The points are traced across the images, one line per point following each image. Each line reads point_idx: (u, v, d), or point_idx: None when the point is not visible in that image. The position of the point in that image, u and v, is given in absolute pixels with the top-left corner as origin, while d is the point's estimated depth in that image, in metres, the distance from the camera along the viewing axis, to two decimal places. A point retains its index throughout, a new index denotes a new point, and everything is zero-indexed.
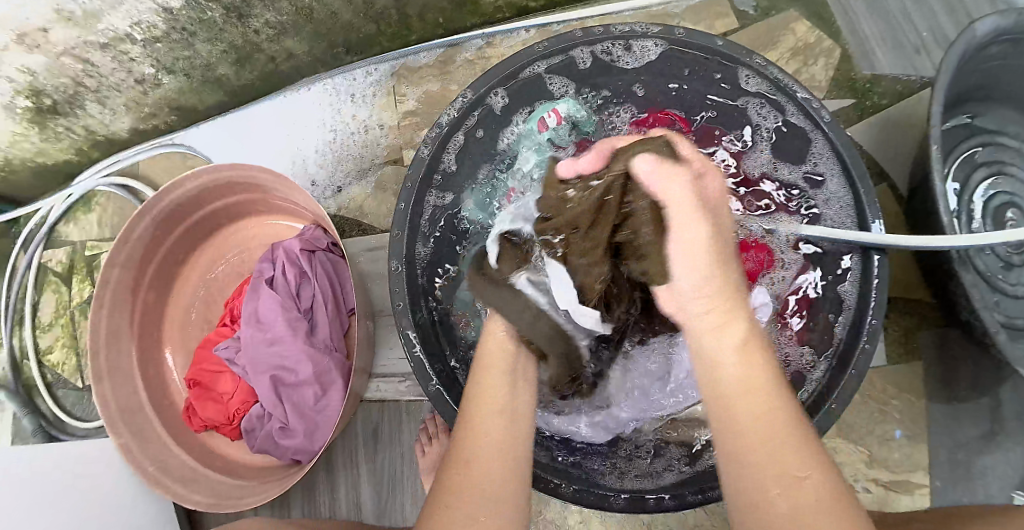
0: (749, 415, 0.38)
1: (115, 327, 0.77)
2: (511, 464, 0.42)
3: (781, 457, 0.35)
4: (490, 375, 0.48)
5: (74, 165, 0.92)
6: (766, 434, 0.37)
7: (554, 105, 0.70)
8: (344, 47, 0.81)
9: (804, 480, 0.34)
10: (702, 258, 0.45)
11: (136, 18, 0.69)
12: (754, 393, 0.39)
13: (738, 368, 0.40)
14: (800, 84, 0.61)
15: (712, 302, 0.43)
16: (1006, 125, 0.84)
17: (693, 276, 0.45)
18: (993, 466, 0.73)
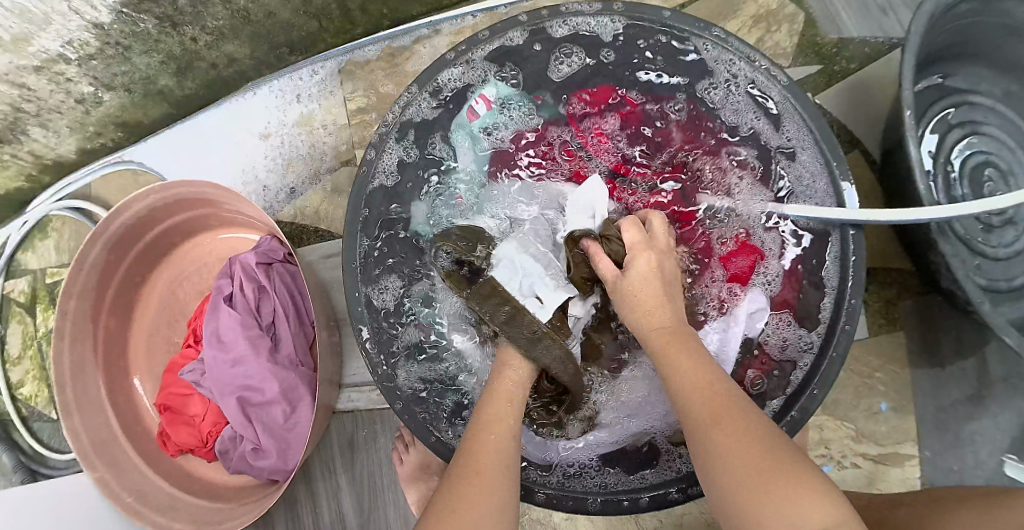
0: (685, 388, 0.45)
1: (78, 357, 0.74)
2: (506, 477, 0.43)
3: (715, 407, 0.42)
4: (499, 405, 0.51)
5: (25, 191, 0.89)
6: (700, 393, 0.44)
7: (481, 89, 0.68)
8: (288, 48, 0.78)
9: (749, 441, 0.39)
10: (637, 285, 0.55)
11: (66, 36, 0.66)
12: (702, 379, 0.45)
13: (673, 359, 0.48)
14: (760, 51, 0.59)
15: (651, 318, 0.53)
16: (977, 82, 0.81)
17: (622, 297, 0.55)
18: (980, 432, 0.72)
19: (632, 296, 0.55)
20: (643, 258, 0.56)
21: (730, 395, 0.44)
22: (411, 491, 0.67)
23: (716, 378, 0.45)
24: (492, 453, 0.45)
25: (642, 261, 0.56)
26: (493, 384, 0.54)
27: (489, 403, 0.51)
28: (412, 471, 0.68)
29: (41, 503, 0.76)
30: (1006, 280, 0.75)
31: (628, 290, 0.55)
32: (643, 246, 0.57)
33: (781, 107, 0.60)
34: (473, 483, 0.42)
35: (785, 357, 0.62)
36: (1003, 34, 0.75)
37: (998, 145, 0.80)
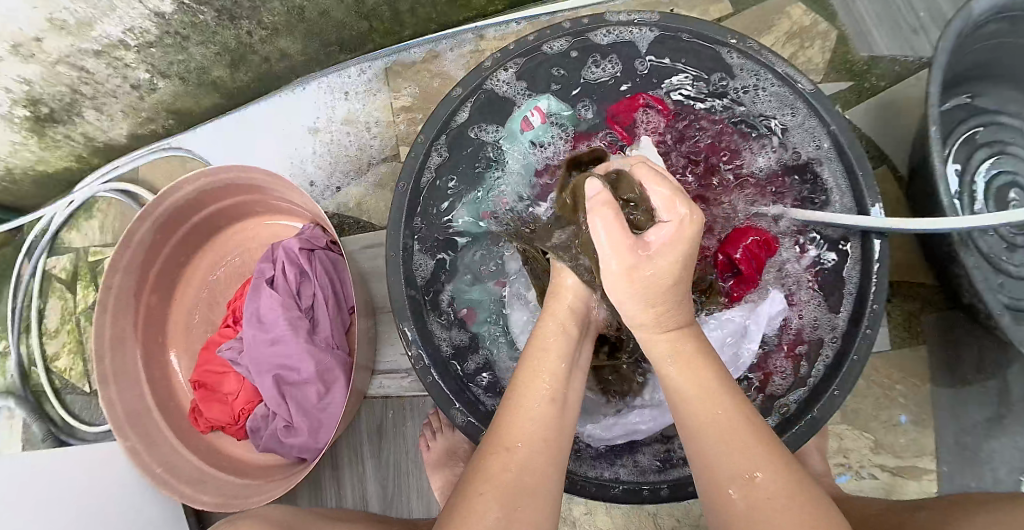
0: (700, 428, 0.42)
1: (120, 332, 0.77)
2: (548, 445, 0.42)
3: (745, 457, 0.40)
4: (548, 360, 0.47)
5: (75, 172, 0.93)
6: (733, 441, 0.40)
7: (536, 102, 0.71)
8: (338, 46, 0.82)
9: (770, 487, 0.38)
10: (664, 276, 0.44)
11: (128, 24, 0.69)
12: (714, 398, 0.43)
13: (693, 379, 0.44)
14: (787, 63, 0.60)
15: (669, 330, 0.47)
16: (1006, 104, 0.83)
17: (638, 280, 0.43)
18: (999, 450, 0.73)
19: (647, 281, 0.43)
20: (677, 238, 0.43)
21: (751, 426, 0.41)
22: (436, 477, 0.69)
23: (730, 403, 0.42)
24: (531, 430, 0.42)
25: (669, 260, 0.43)
26: (538, 328, 0.50)
27: (531, 354, 0.47)
28: (438, 457, 0.70)
29: (76, 470, 0.78)
30: None
31: (654, 277, 0.43)
32: (681, 226, 0.43)
33: (806, 116, 0.62)
34: (500, 459, 0.41)
35: (815, 335, 0.65)
36: None
37: None
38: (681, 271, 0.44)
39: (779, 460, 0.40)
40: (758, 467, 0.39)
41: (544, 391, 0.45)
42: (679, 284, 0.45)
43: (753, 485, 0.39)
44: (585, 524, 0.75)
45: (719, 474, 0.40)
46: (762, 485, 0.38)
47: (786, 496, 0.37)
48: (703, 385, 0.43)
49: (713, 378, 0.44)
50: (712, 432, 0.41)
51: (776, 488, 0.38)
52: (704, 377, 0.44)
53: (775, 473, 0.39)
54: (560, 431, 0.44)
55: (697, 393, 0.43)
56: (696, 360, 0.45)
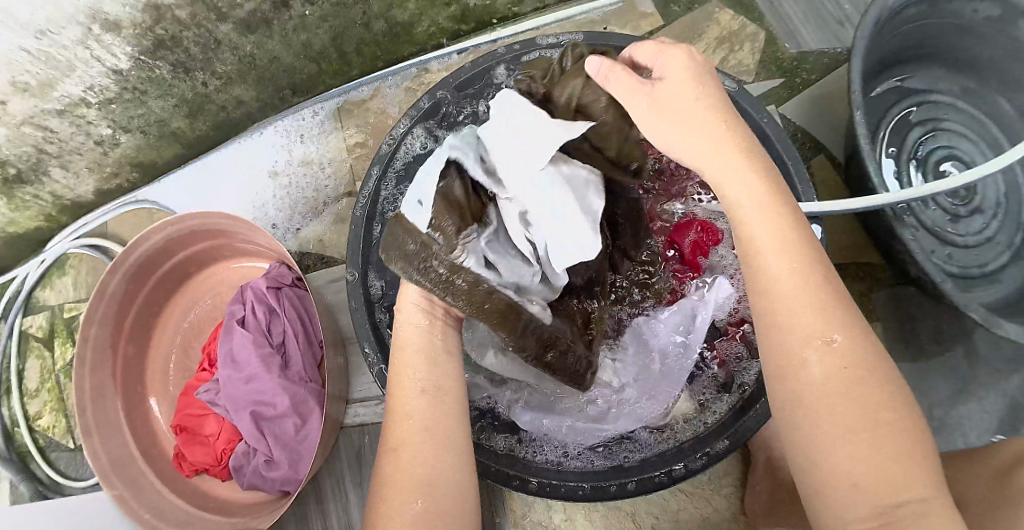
0: (791, 284, 0.40)
1: (98, 384, 0.78)
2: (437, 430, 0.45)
3: (825, 325, 0.38)
4: (409, 353, 0.48)
5: (44, 231, 0.95)
6: (822, 307, 0.39)
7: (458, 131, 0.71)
8: (291, 89, 0.85)
9: (852, 351, 0.38)
10: (692, 116, 0.45)
11: (88, 82, 0.71)
12: (796, 255, 0.40)
13: (775, 227, 0.41)
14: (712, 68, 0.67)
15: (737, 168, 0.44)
16: (936, 83, 0.88)
17: (674, 123, 0.45)
18: (966, 414, 0.77)
19: (678, 119, 0.45)
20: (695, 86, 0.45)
21: (833, 292, 0.40)
22: None
23: (814, 264, 0.40)
24: (412, 418, 0.45)
25: (695, 100, 0.45)
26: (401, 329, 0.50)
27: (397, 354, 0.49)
28: None
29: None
30: (978, 267, 0.82)
31: (685, 117, 0.45)
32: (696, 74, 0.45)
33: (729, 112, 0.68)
34: (394, 456, 0.44)
35: None
36: (960, 37, 0.83)
37: (958, 140, 0.87)
38: (718, 99, 0.45)
39: (856, 323, 0.39)
40: (837, 332, 0.38)
41: (415, 388, 0.46)
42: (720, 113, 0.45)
43: (832, 352, 0.38)
44: None
45: (799, 336, 0.39)
46: (846, 349, 0.38)
47: (865, 363, 0.38)
48: (784, 240, 0.41)
49: (796, 235, 0.41)
50: (794, 291, 0.39)
51: (857, 357, 0.38)
52: (785, 230, 0.41)
53: (857, 346, 0.38)
54: (445, 415, 0.45)
55: (779, 247, 0.41)
56: (775, 213, 0.42)
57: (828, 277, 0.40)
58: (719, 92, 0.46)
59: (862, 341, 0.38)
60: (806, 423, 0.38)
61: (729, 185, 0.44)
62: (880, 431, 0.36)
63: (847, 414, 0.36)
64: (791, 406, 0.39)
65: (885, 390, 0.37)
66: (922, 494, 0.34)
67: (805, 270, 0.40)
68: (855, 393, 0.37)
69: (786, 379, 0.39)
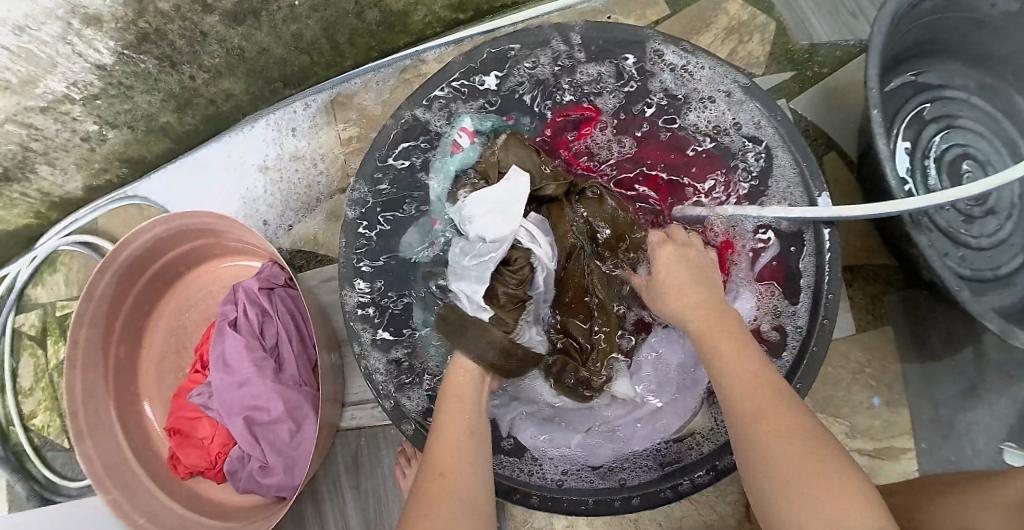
0: (729, 372, 0.46)
1: (90, 385, 0.77)
2: (474, 461, 0.45)
3: (760, 398, 0.43)
4: (452, 404, 0.52)
5: (35, 228, 0.92)
6: (757, 384, 0.44)
7: (462, 123, 0.70)
8: (282, 82, 0.82)
9: (787, 420, 0.40)
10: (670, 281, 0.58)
11: (71, 78, 0.68)
12: (737, 352, 0.48)
13: (720, 343, 0.49)
14: (715, 56, 0.63)
15: (694, 306, 0.54)
16: (951, 78, 0.85)
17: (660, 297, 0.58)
18: (977, 420, 0.75)
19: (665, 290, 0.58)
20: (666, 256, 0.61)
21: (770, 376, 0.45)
22: None
23: (756, 361, 0.47)
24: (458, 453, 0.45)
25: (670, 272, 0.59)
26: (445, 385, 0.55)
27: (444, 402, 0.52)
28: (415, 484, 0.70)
29: None
30: (991, 270, 0.79)
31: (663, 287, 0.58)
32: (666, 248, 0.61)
33: (735, 100, 0.65)
34: (439, 480, 0.43)
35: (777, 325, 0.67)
36: (974, 32, 0.79)
37: (975, 138, 0.83)
38: (676, 265, 0.59)
39: (792, 400, 0.42)
40: (773, 404, 0.42)
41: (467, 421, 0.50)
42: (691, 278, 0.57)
43: (768, 417, 0.41)
44: None
45: (737, 415, 0.43)
46: (779, 420, 0.41)
47: (800, 425, 0.40)
48: (723, 343, 0.49)
49: (739, 344, 0.49)
50: (733, 378, 0.46)
51: (792, 423, 0.40)
52: (726, 338, 0.49)
53: (793, 414, 0.41)
54: (484, 451, 0.47)
55: (719, 351, 0.49)
56: (721, 330, 0.51)
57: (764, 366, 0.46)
58: (681, 261, 0.59)
59: (796, 413, 0.41)
60: (764, 495, 0.38)
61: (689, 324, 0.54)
62: (821, 483, 0.36)
63: (786, 471, 0.37)
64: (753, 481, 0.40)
65: (825, 453, 0.38)
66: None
67: (745, 363, 0.46)
68: (796, 452, 0.38)
69: (744, 459, 0.41)
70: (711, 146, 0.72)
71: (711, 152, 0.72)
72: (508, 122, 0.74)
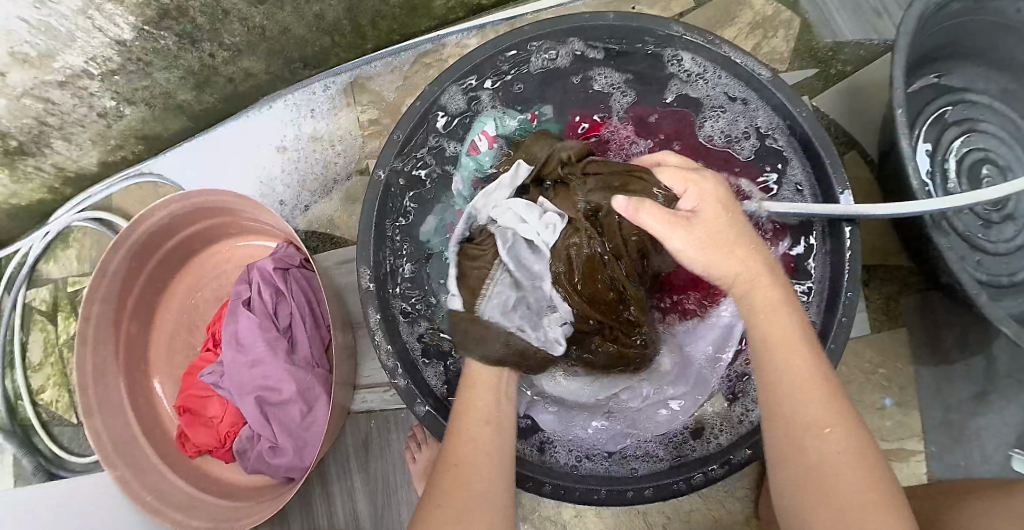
0: (790, 373, 0.43)
1: (101, 361, 0.77)
2: (494, 460, 0.45)
3: (824, 408, 0.41)
4: (479, 391, 0.51)
5: (48, 203, 0.92)
6: (809, 391, 0.41)
7: (481, 126, 0.72)
8: (302, 62, 0.81)
9: (839, 440, 0.39)
10: (714, 229, 0.50)
11: (90, 53, 0.68)
12: (795, 344, 0.44)
13: (777, 329, 0.45)
14: (743, 52, 0.61)
15: (753, 281, 0.48)
16: (975, 81, 0.84)
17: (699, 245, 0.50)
18: (987, 426, 0.74)
19: (711, 237, 0.49)
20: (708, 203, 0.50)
21: (826, 382, 0.42)
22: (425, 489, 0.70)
23: (809, 360, 0.43)
24: (476, 449, 0.45)
25: (709, 216, 0.50)
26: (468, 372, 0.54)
27: (468, 391, 0.51)
28: (424, 469, 0.70)
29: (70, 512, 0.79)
30: (1008, 276, 0.78)
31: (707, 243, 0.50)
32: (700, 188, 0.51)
33: (757, 100, 0.64)
34: (454, 478, 0.43)
35: None
36: (999, 36, 0.78)
37: (994, 142, 0.82)
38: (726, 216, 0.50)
39: (845, 414, 0.41)
40: (828, 421, 0.40)
41: (487, 411, 0.49)
42: (743, 243, 0.49)
43: (824, 435, 0.40)
44: (575, 526, 0.75)
45: (793, 420, 0.41)
46: (831, 439, 0.39)
47: (853, 448, 0.39)
48: (786, 333, 0.45)
49: (795, 332, 0.45)
50: (787, 376, 0.43)
51: (845, 445, 0.39)
52: (785, 325, 0.45)
53: (847, 432, 0.40)
54: (503, 445, 0.47)
55: (781, 340, 0.44)
56: (779, 314, 0.46)
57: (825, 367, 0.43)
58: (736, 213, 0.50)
59: (849, 431, 0.40)
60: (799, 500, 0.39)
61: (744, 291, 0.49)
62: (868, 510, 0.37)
63: (835, 492, 0.38)
64: (789, 483, 0.41)
65: (875, 479, 0.38)
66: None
67: (799, 363, 0.43)
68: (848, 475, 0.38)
69: (785, 458, 0.41)
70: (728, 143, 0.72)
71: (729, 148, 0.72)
72: (532, 121, 0.75)
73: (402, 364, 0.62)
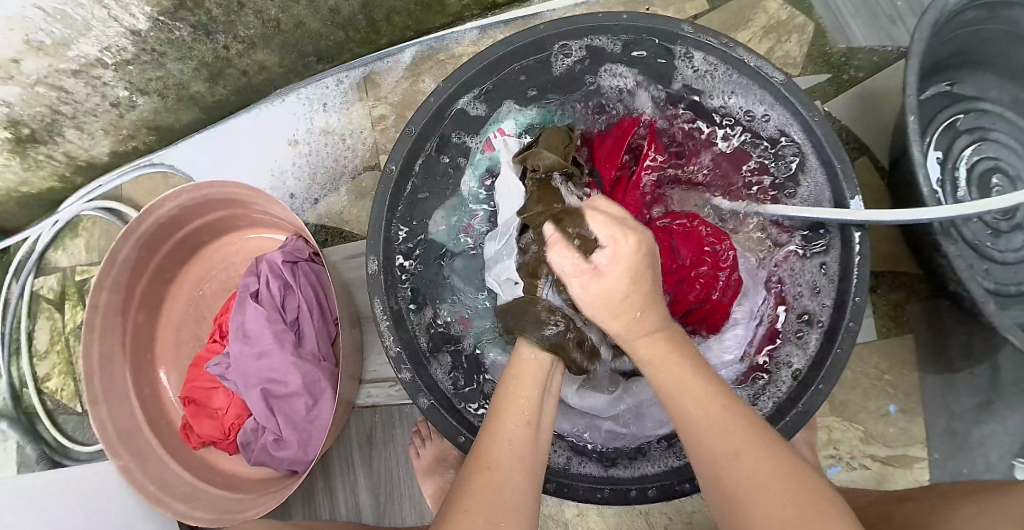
0: (691, 421, 0.39)
1: (107, 350, 0.77)
2: (526, 467, 0.42)
3: (732, 442, 0.37)
4: (520, 388, 0.47)
5: (58, 192, 0.92)
6: (720, 429, 0.38)
7: (497, 125, 0.73)
8: (315, 56, 0.82)
9: (760, 469, 0.35)
10: (614, 280, 0.44)
11: (105, 42, 0.68)
12: (695, 383, 0.40)
13: (670, 374, 0.41)
14: (756, 54, 0.61)
15: (642, 327, 0.43)
16: (987, 90, 0.84)
17: (600, 302, 0.45)
18: (991, 435, 0.73)
19: (608, 292, 0.44)
20: (624, 247, 0.44)
21: (730, 413, 0.38)
22: (427, 484, 0.69)
23: (714, 396, 0.39)
24: (508, 452, 0.42)
25: (618, 272, 0.44)
26: (510, 370, 0.49)
27: (506, 387, 0.47)
28: (427, 464, 0.70)
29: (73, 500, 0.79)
30: (1016, 285, 0.78)
31: (606, 293, 0.44)
32: (615, 233, 0.45)
33: (769, 104, 0.63)
34: (484, 479, 0.40)
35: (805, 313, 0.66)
36: (1012, 46, 0.78)
37: (1005, 152, 0.82)
38: (625, 264, 0.44)
39: (759, 438, 0.37)
40: (743, 451, 0.36)
41: (527, 409, 0.45)
42: (646, 296, 0.44)
43: (743, 466, 0.36)
44: (577, 525, 0.75)
45: (710, 462, 0.37)
46: (752, 470, 0.35)
47: (776, 474, 0.35)
48: (679, 378, 0.41)
49: (693, 370, 0.41)
50: (695, 421, 0.39)
51: (768, 475, 0.35)
52: (680, 368, 0.41)
53: (766, 458, 0.36)
54: (537, 455, 0.43)
55: (674, 387, 0.40)
56: (672, 360, 0.42)
57: (726, 398, 0.39)
58: (643, 264, 0.44)
59: (769, 455, 0.36)
60: None
61: (636, 346, 0.44)
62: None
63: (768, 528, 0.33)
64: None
65: (813, 499, 0.34)
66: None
67: (706, 400, 0.39)
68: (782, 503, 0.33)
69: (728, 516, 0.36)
70: (741, 147, 0.71)
71: (742, 151, 0.72)
72: (551, 112, 0.76)
73: (408, 356, 0.63)
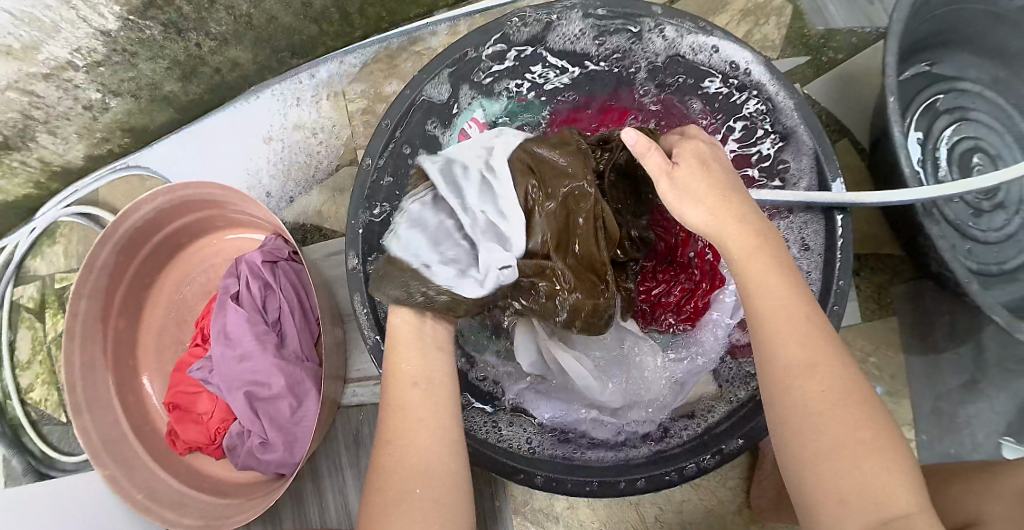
0: (774, 321, 0.42)
1: (89, 358, 0.76)
2: (426, 428, 0.45)
3: (812, 352, 0.40)
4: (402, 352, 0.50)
5: (34, 198, 0.90)
6: (802, 337, 0.41)
7: (470, 114, 0.72)
8: (289, 52, 0.80)
9: (836, 380, 0.39)
10: (706, 187, 0.47)
11: (74, 44, 0.67)
12: (784, 290, 0.43)
13: (761, 275, 0.43)
14: (723, 29, 0.62)
15: (730, 227, 0.46)
16: (967, 70, 0.83)
17: (693, 202, 0.47)
18: (977, 413, 0.74)
19: (689, 190, 0.47)
20: (686, 151, 0.50)
21: (814, 326, 0.41)
22: None
23: (800, 307, 0.42)
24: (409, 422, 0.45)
25: (703, 181, 0.48)
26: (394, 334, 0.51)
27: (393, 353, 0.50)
28: None
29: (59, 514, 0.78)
30: (997, 265, 0.78)
31: (692, 191, 0.47)
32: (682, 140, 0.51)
33: (741, 79, 0.65)
34: (393, 460, 0.43)
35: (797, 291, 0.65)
36: (989, 24, 0.78)
37: (986, 131, 0.82)
38: (716, 174, 0.49)
39: (835, 354, 0.40)
40: (820, 362, 0.39)
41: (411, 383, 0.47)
42: (731, 204, 0.47)
43: (813, 376, 0.39)
44: (567, 518, 0.75)
45: (783, 364, 0.40)
46: (824, 381, 0.39)
47: (848, 389, 0.38)
48: (768, 281, 0.43)
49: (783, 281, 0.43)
50: (778, 324, 0.41)
51: (839, 387, 0.38)
52: (768, 273, 0.43)
53: (840, 374, 0.39)
54: (442, 415, 0.46)
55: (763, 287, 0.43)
56: (762, 264, 0.44)
57: (812, 309, 0.42)
58: (723, 173, 0.49)
59: (842, 372, 0.39)
60: (800, 455, 0.38)
61: (720, 239, 0.46)
62: (863, 449, 0.36)
63: (826, 436, 0.37)
64: (783, 435, 0.39)
65: (870, 417, 0.38)
66: (906, 509, 0.35)
67: (790, 309, 0.42)
68: (846, 412, 0.38)
69: (783, 416, 0.40)
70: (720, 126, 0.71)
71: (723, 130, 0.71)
72: (520, 103, 0.75)
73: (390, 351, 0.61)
